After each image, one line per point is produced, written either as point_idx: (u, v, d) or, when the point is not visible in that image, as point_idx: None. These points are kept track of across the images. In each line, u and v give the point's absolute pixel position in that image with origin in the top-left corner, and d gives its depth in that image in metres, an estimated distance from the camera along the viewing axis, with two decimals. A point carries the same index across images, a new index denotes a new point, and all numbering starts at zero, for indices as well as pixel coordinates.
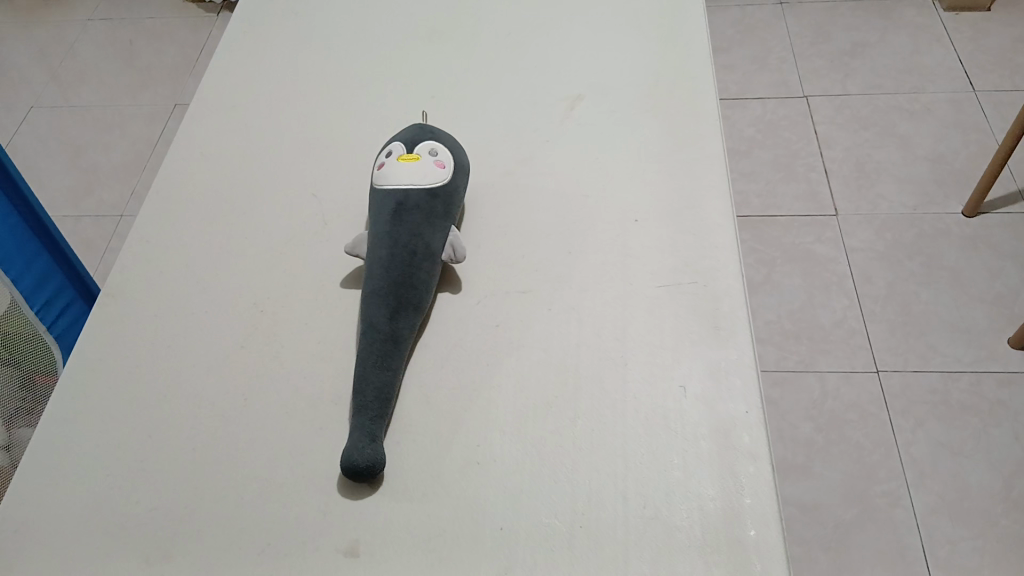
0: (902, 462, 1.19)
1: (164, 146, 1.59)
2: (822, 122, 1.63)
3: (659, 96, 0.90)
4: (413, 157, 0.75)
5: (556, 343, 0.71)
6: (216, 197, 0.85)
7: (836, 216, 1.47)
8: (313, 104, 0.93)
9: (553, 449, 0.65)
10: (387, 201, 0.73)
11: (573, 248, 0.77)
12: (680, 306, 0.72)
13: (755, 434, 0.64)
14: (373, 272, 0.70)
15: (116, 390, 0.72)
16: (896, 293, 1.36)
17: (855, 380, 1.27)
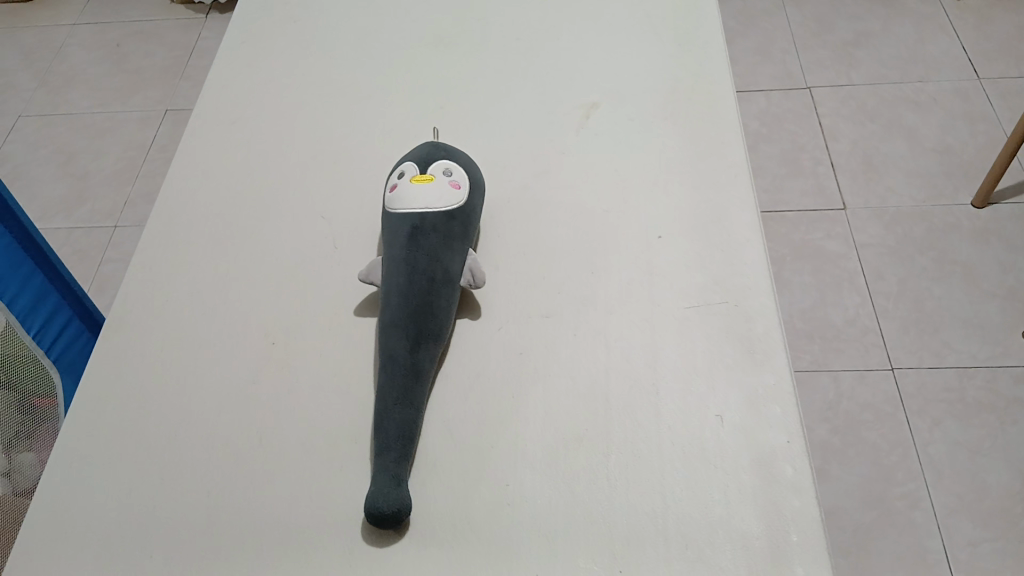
0: (920, 463, 1.17)
1: (156, 153, 1.55)
2: (828, 113, 1.59)
3: (678, 102, 0.87)
4: (427, 178, 0.72)
5: (583, 370, 0.68)
6: (219, 219, 0.81)
7: (845, 210, 1.44)
8: (315, 117, 0.89)
9: (588, 485, 0.62)
10: (402, 225, 0.69)
11: (596, 267, 0.74)
12: (712, 328, 0.69)
13: (799, 464, 0.62)
14: (391, 300, 0.67)
15: (126, 426, 0.68)
16: (908, 289, 1.33)
17: (870, 380, 1.24)
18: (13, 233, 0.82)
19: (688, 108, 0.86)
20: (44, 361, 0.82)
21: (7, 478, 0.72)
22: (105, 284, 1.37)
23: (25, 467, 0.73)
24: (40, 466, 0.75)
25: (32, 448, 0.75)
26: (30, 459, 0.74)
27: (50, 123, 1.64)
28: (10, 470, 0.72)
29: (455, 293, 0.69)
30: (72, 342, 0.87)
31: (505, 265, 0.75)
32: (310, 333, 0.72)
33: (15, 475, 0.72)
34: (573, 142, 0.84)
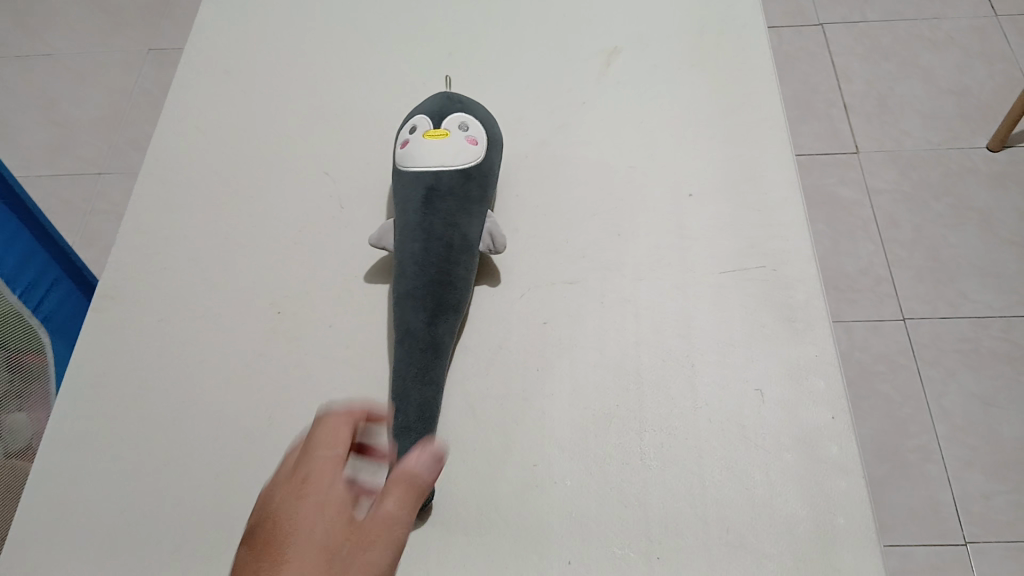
0: (933, 414, 1.12)
1: (142, 99, 1.48)
2: (841, 52, 1.51)
3: (706, 49, 0.81)
4: (441, 134, 0.66)
5: (612, 340, 0.64)
6: (214, 178, 0.76)
7: (858, 154, 1.37)
8: (310, 66, 0.83)
9: (620, 466, 0.59)
10: (416, 187, 0.64)
11: (624, 230, 0.69)
12: (749, 296, 0.65)
13: (845, 443, 0.58)
14: (405, 268, 0.62)
15: (129, 402, 0.64)
16: (925, 237, 1.27)
17: (884, 332, 1.19)
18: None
19: (718, 55, 0.80)
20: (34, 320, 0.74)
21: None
22: (93, 238, 1.31)
23: (16, 429, 0.68)
24: (33, 425, 0.70)
25: (25, 407, 0.70)
26: (21, 419, 0.69)
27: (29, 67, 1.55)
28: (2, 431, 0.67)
29: (474, 259, 0.64)
30: (60, 303, 0.79)
31: (525, 229, 0.70)
32: (319, 302, 0.67)
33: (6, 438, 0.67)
34: (595, 93, 0.79)
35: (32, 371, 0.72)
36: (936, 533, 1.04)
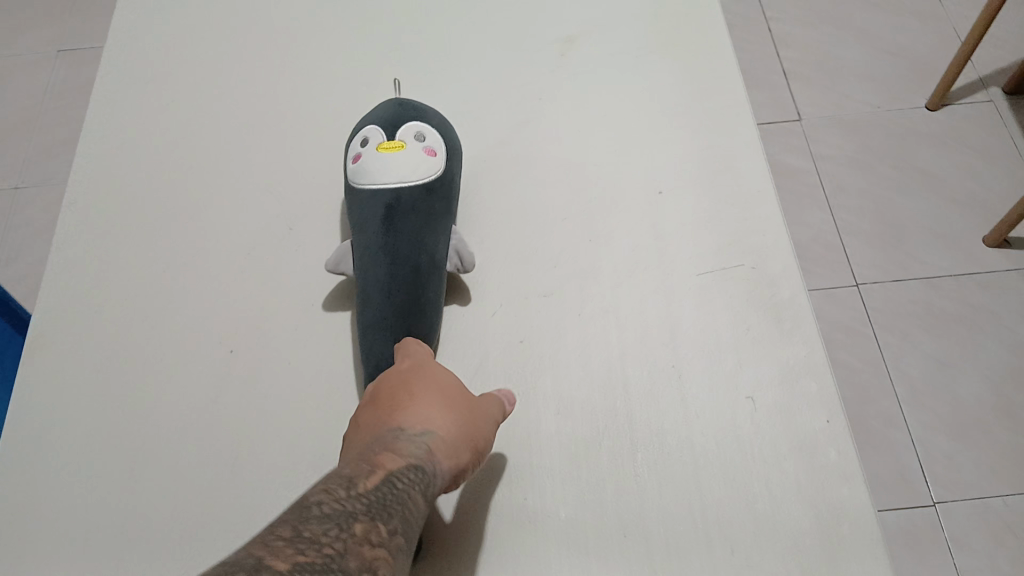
0: (889, 380, 0.95)
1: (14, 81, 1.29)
2: (778, 17, 1.25)
3: (664, 32, 0.77)
4: (396, 146, 0.61)
5: (594, 355, 0.61)
6: (145, 202, 0.69)
7: (801, 122, 1.15)
8: (237, 73, 0.76)
9: (616, 491, 0.55)
10: (375, 204, 0.59)
11: (596, 235, 0.66)
12: (732, 296, 0.62)
13: (845, 447, 0.56)
14: (371, 296, 0.57)
15: (68, 463, 0.58)
16: (871, 199, 1.07)
17: (836, 300, 1.00)
18: None
19: (677, 41, 0.76)
20: None
21: None
22: None
23: None
24: None
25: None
26: None
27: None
28: None
29: (442, 280, 0.60)
30: None
31: (492, 240, 0.67)
32: (276, 335, 0.62)
33: None
34: (552, 85, 0.74)
35: None
36: (902, 500, 0.88)
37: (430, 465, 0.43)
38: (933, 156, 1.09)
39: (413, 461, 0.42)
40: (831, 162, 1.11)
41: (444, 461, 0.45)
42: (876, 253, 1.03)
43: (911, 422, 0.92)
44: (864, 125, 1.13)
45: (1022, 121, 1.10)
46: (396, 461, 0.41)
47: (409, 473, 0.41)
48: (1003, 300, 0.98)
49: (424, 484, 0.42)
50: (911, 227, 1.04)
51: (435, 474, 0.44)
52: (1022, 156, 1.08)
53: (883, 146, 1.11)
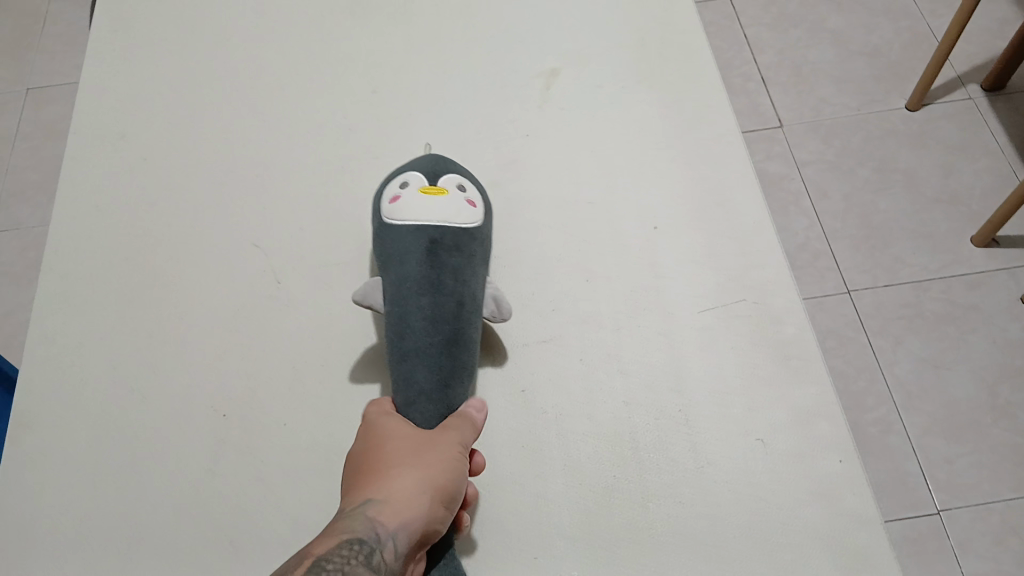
0: (886, 385, 0.92)
1: None
2: (751, 22, 1.21)
3: (648, 60, 0.76)
4: (440, 191, 0.57)
5: (600, 404, 0.59)
6: (128, 265, 0.66)
7: (782, 128, 1.11)
8: (214, 124, 0.73)
9: (632, 547, 0.54)
10: (417, 239, 0.55)
11: (593, 276, 0.64)
12: (738, 335, 0.61)
13: (862, 490, 0.54)
14: (412, 324, 0.52)
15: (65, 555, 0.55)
16: (855, 204, 1.04)
17: (826, 307, 0.97)
18: None
19: (662, 69, 0.75)
20: None
21: None
22: None
23: None
24: None
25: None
26: None
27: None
28: None
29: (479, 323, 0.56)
30: None
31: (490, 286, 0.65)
32: (269, 397, 0.60)
33: None
34: (538, 121, 0.73)
35: None
36: (907, 509, 0.85)
37: (373, 533, 0.41)
38: (915, 154, 1.07)
39: (347, 537, 0.40)
40: (815, 165, 1.08)
41: (396, 521, 0.42)
42: (865, 258, 1.00)
43: (910, 427, 0.89)
44: (844, 125, 1.10)
45: (1003, 117, 1.08)
46: (326, 544, 0.40)
47: (341, 552, 0.39)
48: (994, 300, 0.96)
49: (365, 557, 0.40)
50: (898, 228, 1.01)
51: (386, 539, 0.41)
52: (1005, 152, 1.06)
53: (864, 147, 1.08)
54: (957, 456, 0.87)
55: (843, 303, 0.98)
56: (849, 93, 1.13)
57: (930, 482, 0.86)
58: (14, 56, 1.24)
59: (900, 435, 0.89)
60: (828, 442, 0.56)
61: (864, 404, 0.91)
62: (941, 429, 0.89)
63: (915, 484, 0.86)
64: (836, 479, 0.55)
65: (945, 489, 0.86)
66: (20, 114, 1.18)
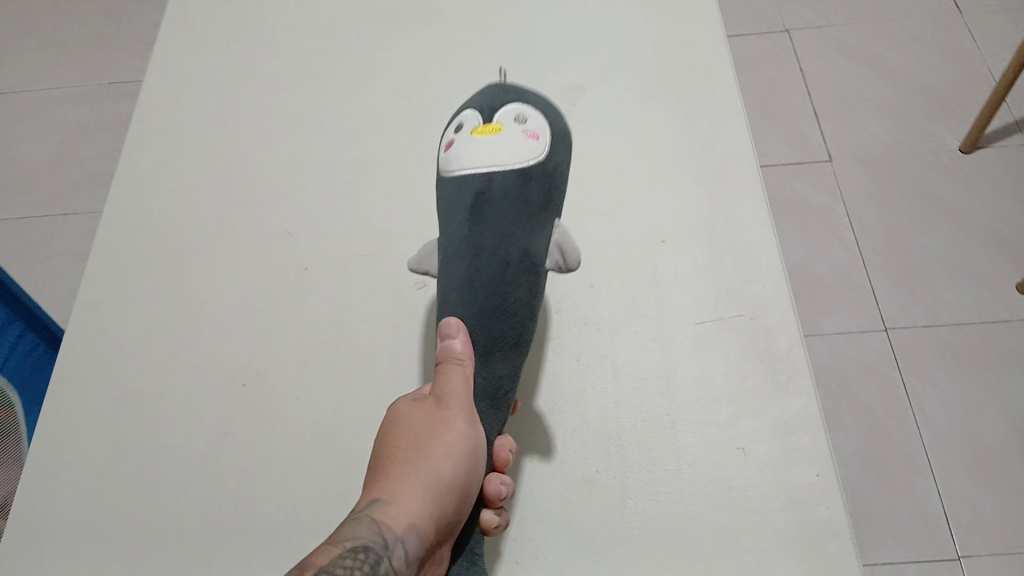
0: (915, 423, 0.92)
1: (27, 90, 1.30)
2: (806, 56, 1.22)
3: (674, 79, 0.78)
4: (495, 131, 0.46)
5: (591, 402, 0.62)
6: (159, 245, 0.66)
7: (830, 161, 1.12)
8: (268, 110, 0.75)
9: (605, 534, 0.56)
10: (459, 195, 0.45)
11: (596, 281, 0.67)
12: (730, 347, 0.63)
13: (834, 503, 0.56)
14: (449, 297, 0.45)
15: (44, 542, 0.54)
16: (898, 240, 1.04)
17: (862, 340, 0.98)
18: None
19: (686, 88, 0.77)
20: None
21: None
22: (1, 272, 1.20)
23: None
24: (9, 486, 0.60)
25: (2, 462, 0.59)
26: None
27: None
28: None
29: (538, 287, 0.46)
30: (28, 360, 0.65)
31: None
32: None
33: None
34: None
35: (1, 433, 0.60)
36: (927, 548, 0.85)
37: (381, 538, 0.36)
38: (963, 194, 1.07)
39: (351, 543, 0.36)
40: (861, 198, 1.08)
41: (404, 523, 0.38)
42: (904, 294, 1.00)
43: (936, 466, 0.89)
44: (893, 162, 1.11)
45: None
46: (327, 552, 0.36)
47: (342, 562, 0.35)
48: None
49: (372, 566, 0.35)
50: (940, 267, 1.02)
51: (394, 543, 0.37)
52: None
53: (912, 184, 1.08)
54: (983, 499, 0.87)
55: (878, 337, 0.98)
56: (901, 129, 1.13)
57: (951, 523, 0.86)
58: (99, 52, 1.33)
59: (924, 474, 0.89)
60: (812, 457, 0.58)
61: (891, 440, 0.91)
62: (967, 471, 0.89)
63: (937, 524, 0.86)
64: (817, 492, 0.56)
65: (967, 532, 0.86)
66: (100, 104, 1.27)
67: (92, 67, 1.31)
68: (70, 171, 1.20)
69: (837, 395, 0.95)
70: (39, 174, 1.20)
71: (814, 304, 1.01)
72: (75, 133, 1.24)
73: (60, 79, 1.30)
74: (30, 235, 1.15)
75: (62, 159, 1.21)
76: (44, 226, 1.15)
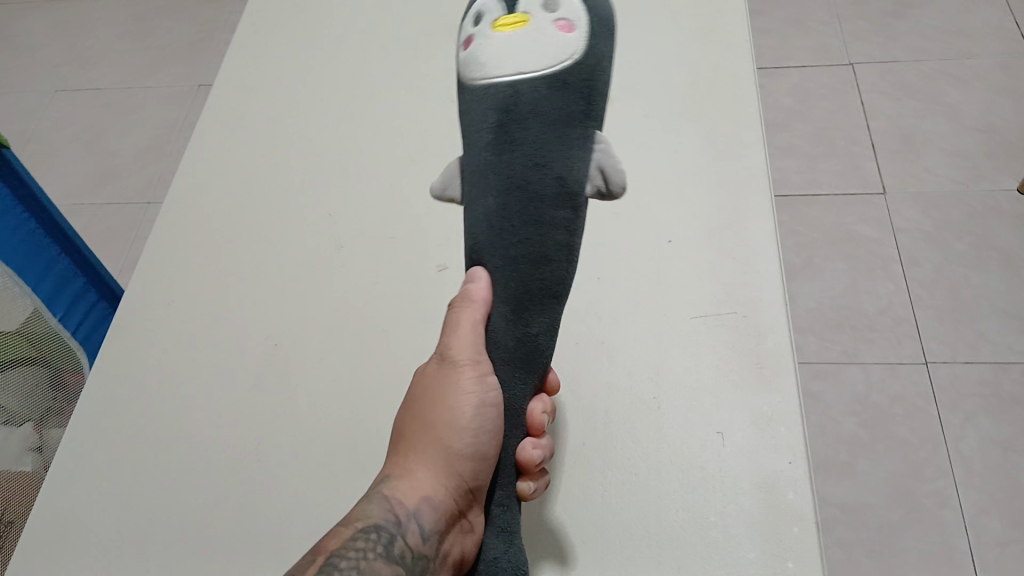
0: (948, 457, 0.93)
1: (127, 91, 1.42)
2: (868, 90, 1.24)
3: (700, 79, 0.79)
4: (518, 22, 0.45)
5: (585, 385, 0.65)
6: (211, 222, 0.70)
7: (882, 194, 1.13)
8: (320, 94, 0.77)
9: (584, 504, 0.60)
10: (485, 111, 0.44)
11: (601, 273, 0.70)
12: (721, 343, 0.64)
13: (801, 490, 0.58)
14: (477, 228, 0.44)
15: (82, 483, 0.58)
16: (946, 277, 1.05)
17: (900, 372, 0.99)
18: (40, 228, 0.71)
19: (709, 88, 0.78)
20: (71, 343, 0.70)
21: (38, 452, 0.65)
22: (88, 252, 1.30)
23: (53, 443, 0.66)
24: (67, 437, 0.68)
25: (61, 423, 0.68)
26: (59, 433, 0.67)
27: (28, 55, 1.51)
28: (42, 443, 0.65)
29: (577, 216, 0.45)
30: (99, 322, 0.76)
31: None
32: None
33: (43, 451, 0.65)
34: None
35: (69, 389, 0.69)
36: None
37: (393, 517, 0.42)
38: (1016, 236, 1.07)
39: (363, 525, 0.42)
40: (912, 233, 1.09)
41: (412, 501, 0.43)
42: (947, 329, 1.01)
43: (967, 503, 0.90)
44: (947, 199, 1.11)
45: None
46: (341, 534, 0.42)
47: (356, 542, 0.41)
48: None
49: (384, 545, 0.42)
50: (987, 306, 1.02)
51: (407, 521, 0.43)
52: None
53: (965, 222, 1.09)
54: (1012, 539, 0.88)
55: (917, 370, 0.99)
56: (959, 167, 1.14)
57: (977, 560, 0.87)
58: (194, 58, 1.45)
59: (954, 509, 0.90)
60: (789, 449, 0.59)
61: (922, 473, 0.92)
62: (997, 510, 0.89)
63: (962, 559, 0.87)
64: (788, 481, 0.58)
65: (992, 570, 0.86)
66: (191, 104, 1.38)
67: (187, 72, 1.43)
68: (159, 164, 1.30)
69: (871, 424, 0.96)
70: (131, 167, 1.31)
71: (856, 333, 1.03)
72: (166, 130, 1.35)
73: (157, 83, 1.42)
74: (120, 220, 1.25)
75: (152, 153, 1.32)
76: (133, 213, 1.25)
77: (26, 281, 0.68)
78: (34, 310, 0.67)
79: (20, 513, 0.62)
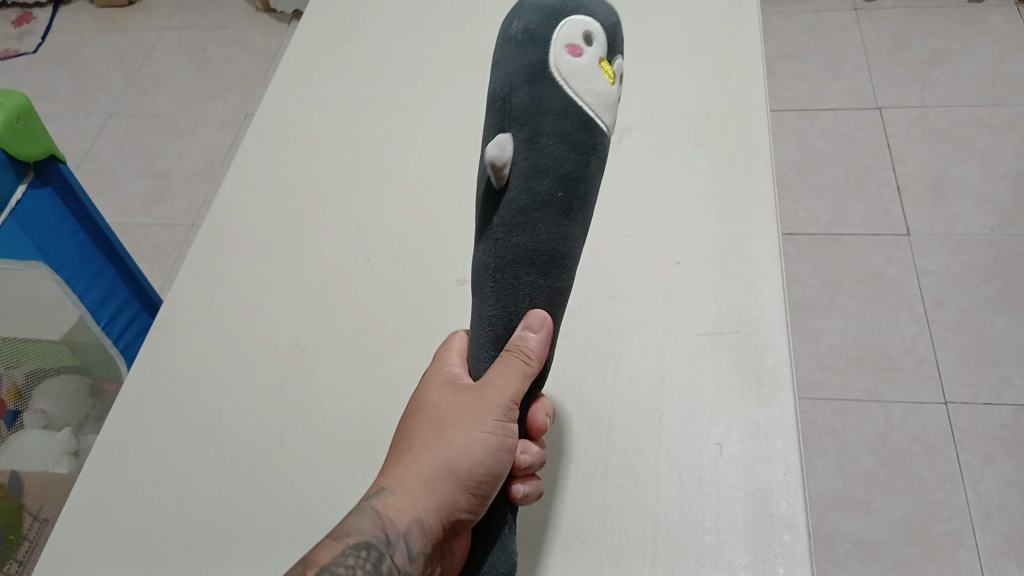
0: (967, 498, 0.94)
1: (183, 117, 1.50)
2: (896, 135, 1.27)
3: (713, 93, 0.78)
4: (613, 73, 0.47)
5: (589, 394, 0.62)
6: (257, 236, 0.75)
7: (909, 236, 1.16)
8: (365, 120, 0.82)
9: (581, 505, 0.57)
10: (577, 137, 0.44)
11: (611, 290, 0.67)
12: (722, 359, 0.61)
13: (795, 500, 0.55)
14: (539, 250, 0.44)
15: (119, 471, 0.62)
16: (970, 320, 1.07)
17: (922, 411, 1.00)
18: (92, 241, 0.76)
19: (722, 103, 0.77)
20: (111, 352, 0.76)
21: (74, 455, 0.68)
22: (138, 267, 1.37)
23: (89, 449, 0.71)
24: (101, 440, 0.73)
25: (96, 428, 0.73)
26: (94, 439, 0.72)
27: (94, 80, 1.60)
28: (78, 448, 0.69)
29: None
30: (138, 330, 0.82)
31: None
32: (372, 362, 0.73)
33: (79, 455, 0.69)
34: None
35: (105, 397, 0.75)
36: None
37: (383, 535, 0.44)
38: None
39: (354, 541, 0.44)
40: (937, 276, 1.11)
41: (404, 521, 0.44)
42: (970, 372, 1.03)
43: (983, 544, 0.91)
44: (973, 245, 1.13)
45: None
46: (333, 547, 0.44)
47: (346, 559, 0.44)
48: None
49: (373, 562, 0.44)
50: (1010, 350, 1.03)
51: (396, 540, 0.44)
52: None
53: (991, 267, 1.11)
54: None
55: (938, 410, 1.00)
56: (987, 213, 1.16)
57: None
58: (250, 87, 1.52)
59: (970, 550, 0.91)
60: (786, 461, 0.57)
61: (939, 512, 0.93)
62: (1014, 554, 0.90)
63: None
64: (782, 491, 0.55)
65: None
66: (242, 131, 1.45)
67: (240, 101, 1.50)
68: (209, 186, 1.37)
69: (890, 462, 0.98)
70: (184, 189, 1.38)
71: (878, 371, 1.04)
72: (218, 155, 1.42)
73: (212, 110, 1.50)
74: (170, 239, 1.32)
75: (204, 176, 1.39)
76: (183, 232, 1.32)
77: (74, 289, 0.73)
78: (78, 318, 0.73)
79: (55, 511, 0.66)
